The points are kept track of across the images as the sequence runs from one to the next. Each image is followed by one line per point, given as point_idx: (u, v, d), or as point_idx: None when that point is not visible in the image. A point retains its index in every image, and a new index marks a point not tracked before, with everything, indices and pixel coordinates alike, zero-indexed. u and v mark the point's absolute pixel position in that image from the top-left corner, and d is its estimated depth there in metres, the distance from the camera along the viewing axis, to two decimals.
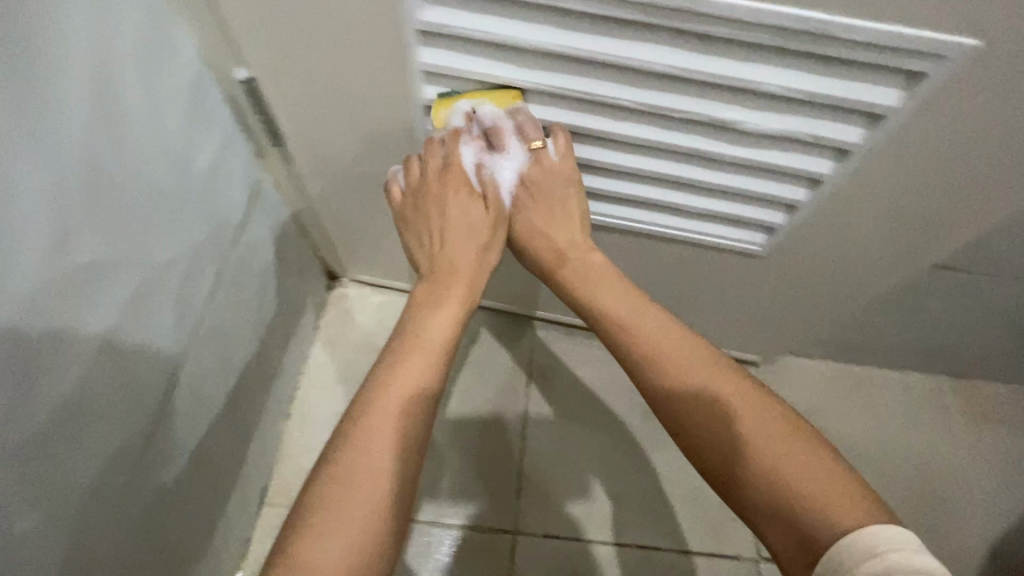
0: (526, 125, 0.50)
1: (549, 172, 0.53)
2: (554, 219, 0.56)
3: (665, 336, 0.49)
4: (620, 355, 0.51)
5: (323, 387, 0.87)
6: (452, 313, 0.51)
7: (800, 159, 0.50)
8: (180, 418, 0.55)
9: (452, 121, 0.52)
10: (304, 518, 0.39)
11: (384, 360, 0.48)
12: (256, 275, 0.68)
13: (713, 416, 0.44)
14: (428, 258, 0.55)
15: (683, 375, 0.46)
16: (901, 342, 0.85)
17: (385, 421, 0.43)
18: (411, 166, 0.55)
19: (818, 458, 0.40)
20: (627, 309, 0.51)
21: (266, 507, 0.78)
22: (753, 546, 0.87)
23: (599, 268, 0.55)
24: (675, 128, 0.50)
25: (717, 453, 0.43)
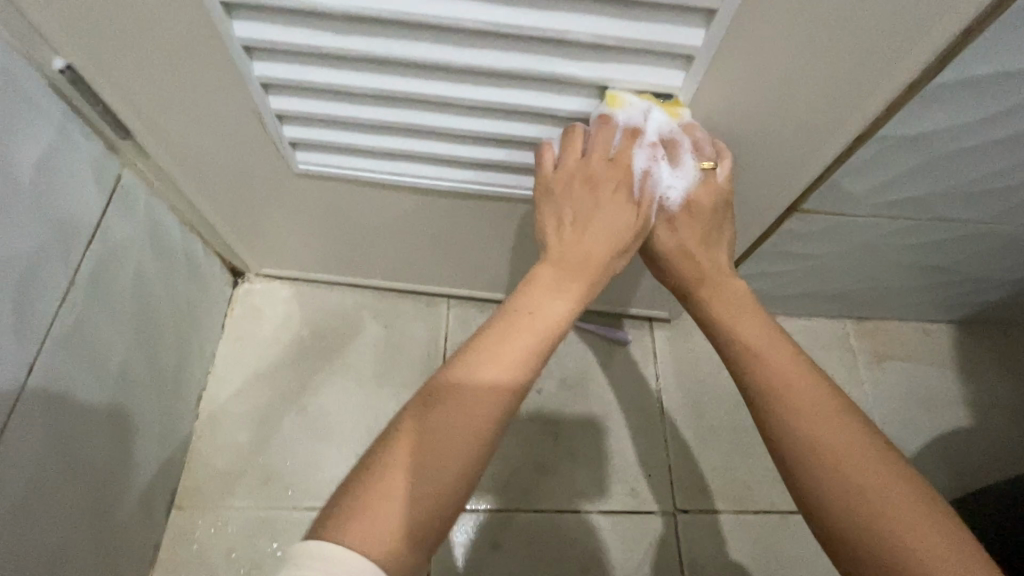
0: (703, 144, 0.51)
1: (710, 194, 0.51)
2: (708, 240, 0.53)
3: (800, 371, 0.46)
4: (741, 373, 0.48)
5: (232, 385, 0.85)
6: (566, 319, 0.46)
7: None
8: (38, 425, 0.53)
9: (624, 112, 0.48)
10: (382, 473, 0.38)
11: (488, 343, 0.43)
12: (127, 275, 0.65)
13: (848, 468, 0.41)
14: (557, 243, 0.49)
15: (819, 421, 0.43)
16: (800, 290, 0.87)
17: (473, 410, 0.41)
18: (573, 143, 0.50)
19: (944, 528, 0.38)
20: (764, 337, 0.48)
21: (176, 512, 0.76)
22: (670, 499, 0.86)
23: (741, 296, 0.51)
24: (512, 86, 0.49)
25: (837, 498, 0.41)
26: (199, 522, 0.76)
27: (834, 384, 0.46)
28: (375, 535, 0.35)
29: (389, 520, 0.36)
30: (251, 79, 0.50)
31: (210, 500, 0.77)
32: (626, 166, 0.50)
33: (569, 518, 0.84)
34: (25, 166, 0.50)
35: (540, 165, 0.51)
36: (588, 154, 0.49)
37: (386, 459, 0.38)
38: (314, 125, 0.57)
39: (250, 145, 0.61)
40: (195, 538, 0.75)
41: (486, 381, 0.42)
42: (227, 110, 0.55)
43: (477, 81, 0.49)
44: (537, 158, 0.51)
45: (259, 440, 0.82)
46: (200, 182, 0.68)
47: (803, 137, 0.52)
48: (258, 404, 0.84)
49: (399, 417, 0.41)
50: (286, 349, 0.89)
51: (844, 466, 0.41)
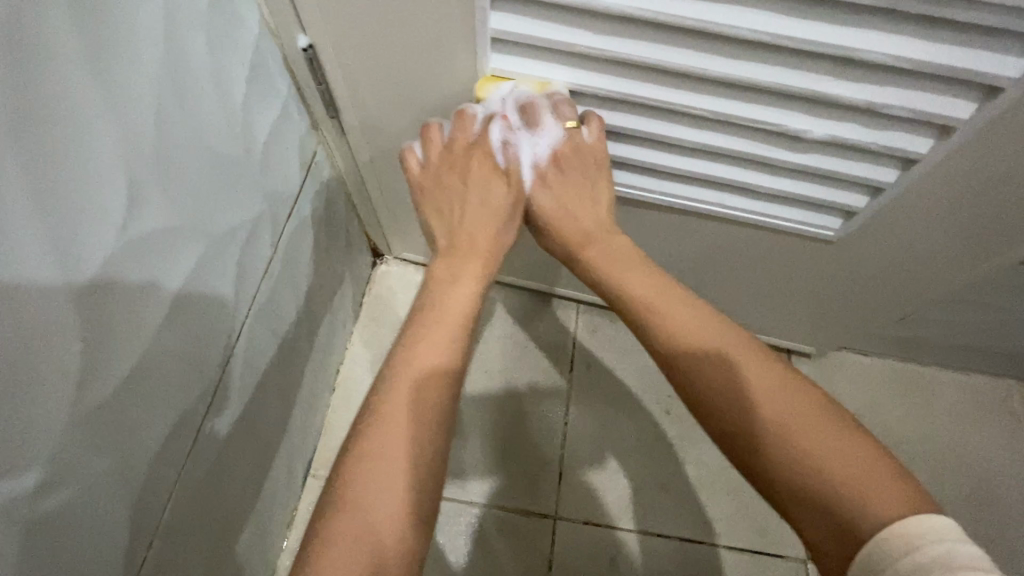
0: (562, 106, 0.49)
1: (576, 153, 0.52)
2: (580, 200, 0.54)
3: (699, 316, 0.46)
4: (639, 331, 0.48)
5: (366, 363, 0.87)
6: (468, 296, 0.50)
7: (893, 137, 0.46)
8: (236, 386, 0.55)
9: (497, 93, 0.50)
10: (338, 506, 0.39)
11: (407, 332, 0.47)
12: (307, 250, 0.67)
13: (754, 407, 0.40)
14: (447, 235, 0.54)
15: (720, 363, 0.43)
16: (971, 343, 0.80)
17: (397, 410, 0.43)
18: (436, 142, 0.54)
19: (858, 445, 0.37)
20: (642, 287, 0.49)
21: (310, 480, 0.79)
22: (801, 546, 0.84)
23: (622, 248, 0.52)
24: (758, 102, 0.46)
25: (753, 438, 0.40)
26: None
27: (727, 325, 0.45)
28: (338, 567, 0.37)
29: (356, 547, 0.38)
30: (483, 71, 0.50)
31: None
32: (488, 148, 0.52)
33: (582, 528, 0.82)
34: (257, 139, 0.52)
35: (410, 169, 0.57)
36: (451, 146, 0.53)
37: (347, 471, 0.41)
38: None
39: None
40: None
41: (419, 366, 0.45)
42: (440, 99, 0.55)
43: (722, 93, 0.46)
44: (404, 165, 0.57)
45: None
46: (381, 164, 0.69)
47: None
48: None
49: (345, 444, 0.43)
50: None
51: (749, 408, 0.41)
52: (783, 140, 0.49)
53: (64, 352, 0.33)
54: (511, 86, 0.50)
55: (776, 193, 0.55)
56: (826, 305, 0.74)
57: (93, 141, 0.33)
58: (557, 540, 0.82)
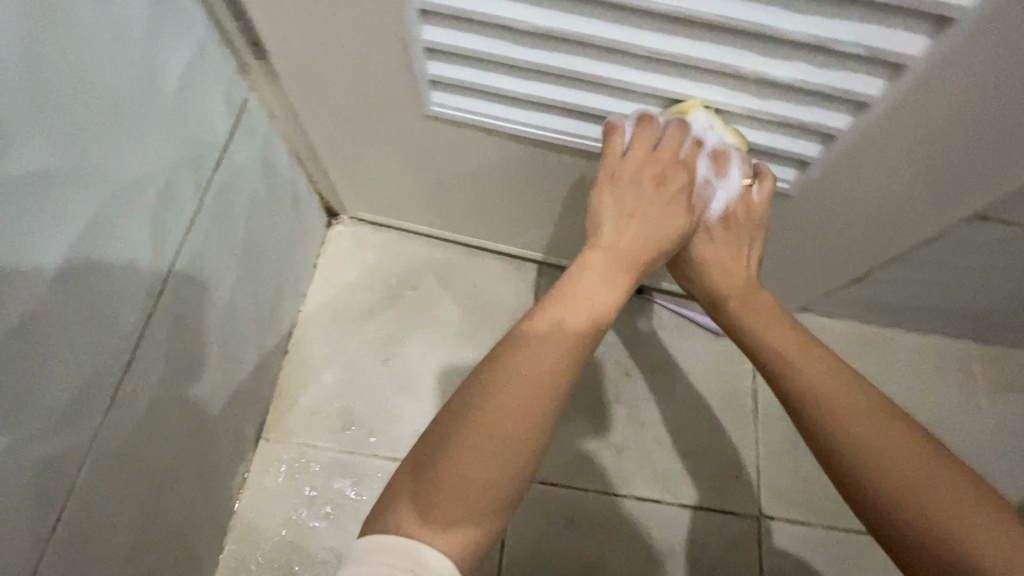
0: (747, 162, 0.51)
1: (747, 211, 0.53)
2: (735, 251, 0.54)
3: (846, 376, 0.46)
4: (774, 384, 0.49)
5: (320, 326, 0.85)
6: (610, 307, 0.47)
7: (843, 78, 0.43)
8: (162, 346, 0.53)
9: (697, 122, 0.49)
10: (432, 468, 0.39)
11: (542, 310, 0.45)
12: (242, 204, 0.63)
13: (887, 466, 0.41)
14: (613, 235, 0.50)
15: (859, 423, 0.43)
16: (930, 304, 0.80)
17: (513, 392, 0.41)
18: (641, 137, 0.50)
19: (1007, 528, 0.38)
20: (790, 340, 0.49)
21: (262, 444, 0.78)
22: (755, 504, 0.82)
23: (768, 303, 0.53)
24: (704, 40, 0.43)
25: (886, 496, 0.40)
26: (284, 456, 0.77)
27: (872, 386, 0.46)
28: (435, 523, 0.37)
29: (450, 511, 0.38)
30: (411, 4, 0.46)
31: (297, 436, 0.78)
32: (684, 173, 0.50)
33: (545, 490, 0.80)
34: (168, 79, 0.47)
35: (607, 149, 0.51)
36: (654, 150, 0.50)
37: (449, 445, 0.40)
38: (459, 62, 0.52)
39: (382, 78, 0.56)
40: (278, 471, 0.76)
41: (542, 364, 0.42)
42: (372, 39, 0.51)
43: (663, 27, 0.43)
44: (606, 143, 0.51)
45: (343, 383, 0.82)
46: (322, 113, 0.65)
47: None
48: (344, 348, 0.84)
49: (449, 409, 0.42)
50: (374, 297, 0.87)
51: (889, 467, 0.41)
52: (734, 82, 0.46)
53: None
54: (712, 123, 0.49)
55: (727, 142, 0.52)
56: (787, 264, 0.73)
57: None
58: None
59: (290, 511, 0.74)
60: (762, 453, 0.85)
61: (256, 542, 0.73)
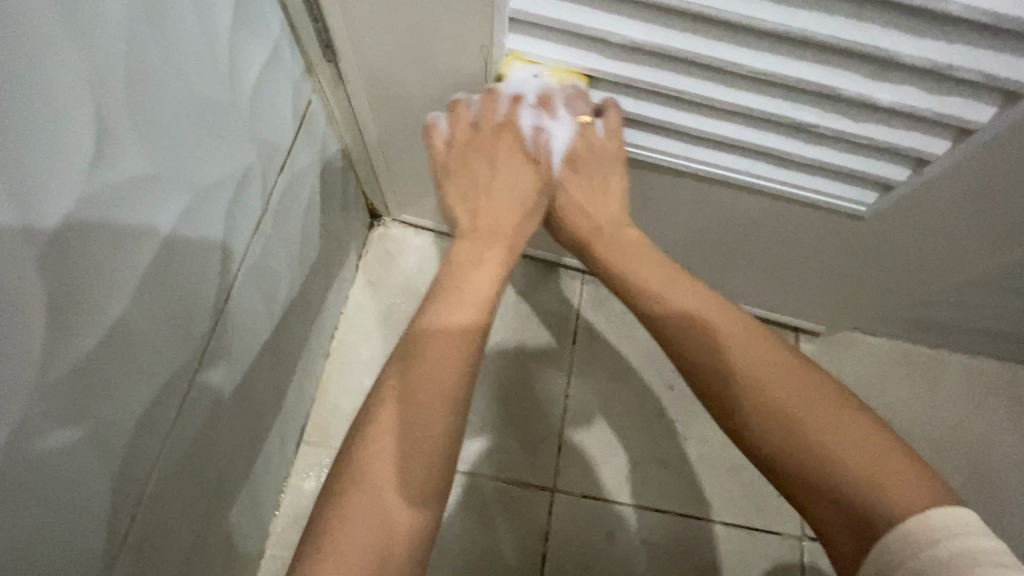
0: (578, 100, 0.50)
1: (591, 147, 0.53)
2: (596, 195, 0.54)
3: (714, 315, 0.45)
4: (653, 328, 0.48)
5: (362, 329, 0.84)
6: (491, 280, 0.48)
7: (950, 104, 0.42)
8: (226, 350, 0.52)
9: (516, 76, 0.50)
10: (349, 483, 0.39)
11: (436, 298, 0.47)
12: (301, 208, 0.62)
13: (762, 399, 0.41)
14: (468, 216, 0.52)
15: (736, 359, 0.43)
16: (984, 327, 0.78)
17: (419, 392, 0.42)
18: (456, 121, 0.53)
19: (874, 438, 0.38)
20: (668, 280, 0.48)
21: (303, 447, 0.77)
22: (798, 524, 0.82)
23: (633, 241, 0.52)
24: (809, 61, 0.42)
25: (763, 426, 0.41)
26: (325, 461, 0.76)
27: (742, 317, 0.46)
28: (365, 538, 0.37)
29: (369, 520, 0.38)
30: (501, 14, 0.45)
31: (338, 440, 0.78)
32: (516, 130, 0.52)
33: (587, 503, 0.80)
34: (247, 80, 0.46)
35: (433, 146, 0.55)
36: (470, 127, 0.53)
37: (358, 454, 0.40)
38: None
39: (453, 85, 0.55)
40: (319, 475, 0.76)
41: (438, 356, 0.43)
42: (450, 45, 0.50)
43: (767, 46, 0.42)
44: (428, 140, 0.55)
45: None
46: (382, 117, 0.64)
47: None
48: (385, 352, 0.83)
49: (356, 429, 0.42)
50: (416, 301, 0.86)
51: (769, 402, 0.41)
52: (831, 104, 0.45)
53: (31, 311, 0.29)
54: (531, 72, 0.50)
55: (811, 163, 0.51)
56: (845, 284, 0.72)
57: (50, 72, 0.28)
58: (553, 512, 0.79)
59: None
60: None
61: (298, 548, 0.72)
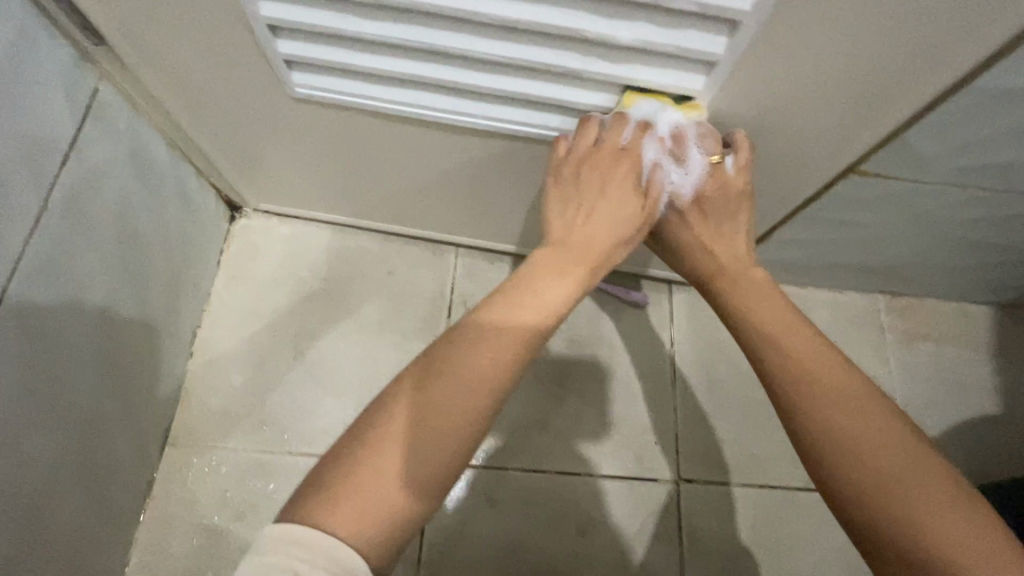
0: (707, 138, 0.50)
1: (720, 187, 0.52)
2: (720, 236, 0.54)
3: (831, 359, 0.46)
4: (757, 361, 0.48)
5: (227, 324, 0.82)
6: (564, 301, 0.48)
7: (687, 37, 0.42)
8: (13, 356, 0.49)
9: (640, 108, 0.49)
10: (364, 458, 0.39)
11: (492, 313, 0.46)
12: (108, 202, 0.60)
13: (853, 446, 0.42)
14: (562, 229, 0.51)
15: (839, 404, 0.43)
16: (833, 261, 0.81)
17: (452, 398, 0.41)
18: (587, 132, 0.51)
19: (960, 507, 0.39)
20: (789, 322, 0.48)
21: (168, 450, 0.75)
22: (674, 468, 0.84)
23: (762, 286, 0.51)
24: (546, 5, 0.42)
25: (846, 474, 0.42)
26: (191, 460, 0.75)
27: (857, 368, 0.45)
28: (364, 518, 0.37)
29: (372, 509, 0.37)
30: None
31: (205, 440, 0.76)
32: (637, 158, 0.50)
33: (465, 471, 0.80)
34: None
35: (553, 154, 0.53)
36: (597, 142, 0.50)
37: (364, 448, 0.39)
38: (308, 39, 0.50)
39: (236, 60, 0.53)
40: (187, 476, 0.74)
41: (478, 363, 0.43)
42: (211, 16, 0.48)
43: None
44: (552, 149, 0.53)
45: (253, 381, 0.79)
46: (188, 102, 0.61)
47: (869, 85, 0.46)
48: (252, 345, 0.81)
49: (379, 407, 0.42)
50: (284, 290, 0.84)
51: (856, 453, 0.42)
52: (588, 47, 0.45)
53: None
54: (655, 104, 0.49)
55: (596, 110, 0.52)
56: None
57: None
58: None
59: (201, 517, 0.72)
60: (683, 417, 0.86)
61: (167, 550, 0.71)
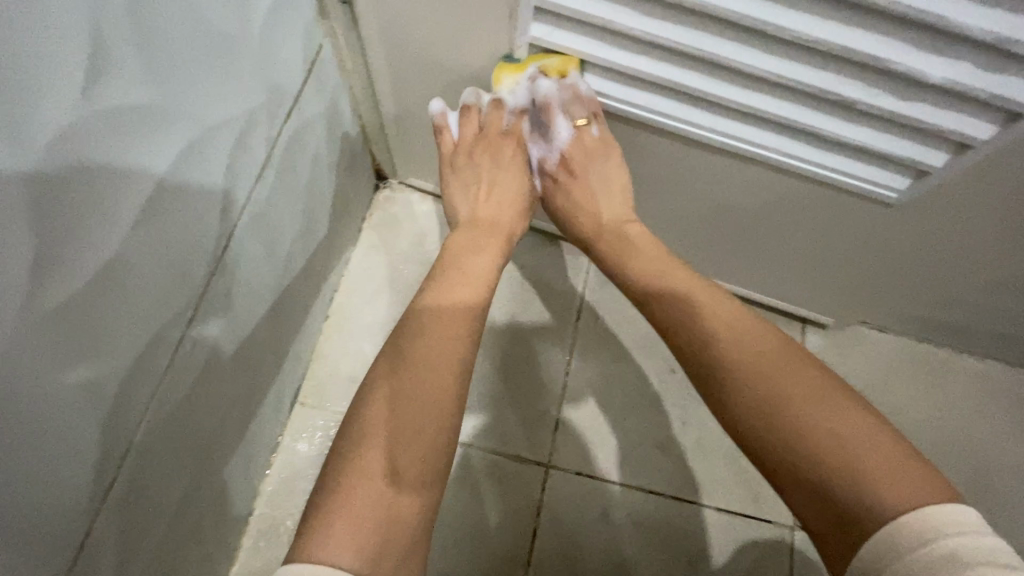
0: (573, 104, 0.53)
1: (584, 150, 0.56)
2: (594, 198, 0.57)
3: (709, 304, 0.47)
4: (659, 322, 0.49)
5: (363, 292, 0.82)
6: (486, 270, 0.53)
7: (1001, 83, 0.40)
8: (222, 300, 0.49)
9: (507, 89, 0.54)
10: (353, 459, 0.39)
11: (431, 288, 0.51)
12: (307, 160, 0.60)
13: (759, 384, 0.41)
14: (469, 210, 0.57)
15: (732, 346, 0.44)
16: (998, 331, 0.77)
17: (418, 371, 0.43)
18: (469, 120, 0.57)
19: (867, 429, 0.37)
20: (664, 268, 0.51)
21: (297, 409, 0.75)
22: (792, 514, 0.80)
23: (645, 244, 0.54)
24: (854, 26, 0.40)
25: (753, 407, 0.41)
26: (318, 423, 0.75)
27: (751, 312, 0.46)
28: (361, 519, 0.36)
29: (366, 508, 0.37)
30: None
31: (333, 404, 0.76)
32: (517, 138, 0.58)
33: (580, 480, 0.79)
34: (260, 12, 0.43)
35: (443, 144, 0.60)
36: (480, 129, 0.57)
37: (349, 447, 0.40)
38: (565, 27, 0.49)
39: (473, 36, 0.52)
40: (312, 437, 0.74)
41: (414, 334, 0.46)
42: None
43: (811, 8, 0.40)
44: (439, 136, 0.60)
45: (383, 353, 0.79)
46: (397, 70, 0.61)
47: None
48: (385, 318, 0.81)
49: (350, 415, 0.42)
50: (420, 268, 0.84)
51: (755, 382, 0.41)
52: (874, 77, 0.43)
53: (23, 237, 0.28)
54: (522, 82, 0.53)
55: (841, 142, 0.49)
56: (863, 276, 0.70)
57: None
58: (547, 487, 0.78)
59: None
60: None
61: (289, 507, 0.71)
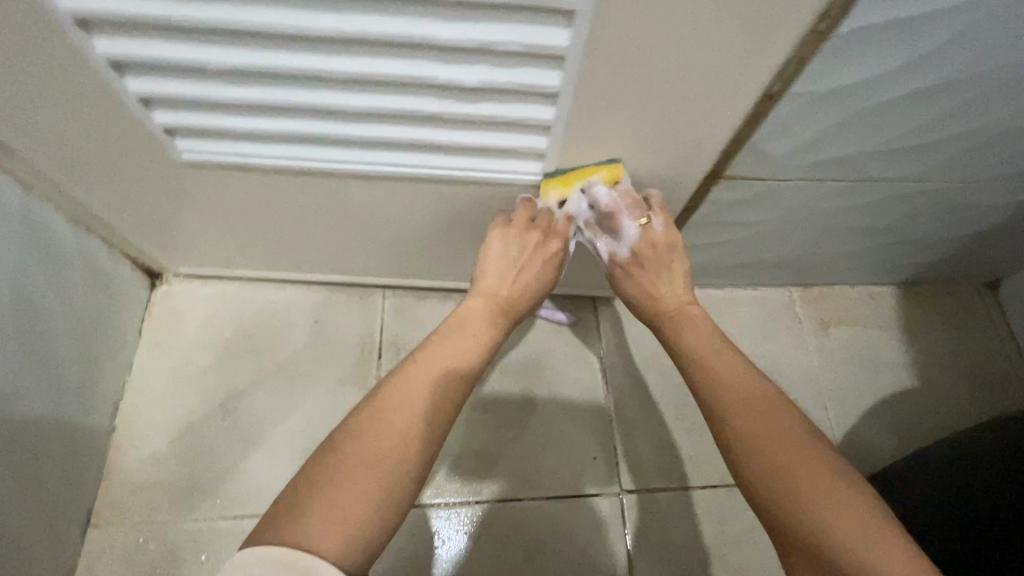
0: (632, 205, 0.60)
1: (651, 244, 0.61)
2: (658, 279, 0.61)
3: (748, 380, 0.52)
4: (699, 393, 0.53)
5: (151, 393, 0.80)
6: (481, 343, 0.56)
7: (521, 73, 0.47)
8: None
9: (572, 199, 0.59)
10: (329, 479, 0.42)
11: (431, 343, 0.53)
12: (3, 287, 0.60)
13: (780, 463, 0.46)
14: (494, 283, 0.60)
15: (775, 427, 0.48)
16: (738, 259, 0.85)
17: (396, 422, 0.46)
18: (525, 215, 0.61)
19: (870, 516, 0.42)
20: (707, 343, 0.56)
21: (93, 532, 0.73)
22: (616, 480, 0.84)
23: (698, 320, 0.59)
24: (385, 58, 0.45)
25: (773, 482, 0.46)
26: (118, 540, 0.73)
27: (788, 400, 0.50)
28: (334, 529, 0.39)
29: (336, 518, 0.40)
30: (96, 58, 0.45)
31: (131, 515, 0.74)
32: (540, 233, 0.60)
33: (407, 512, 0.79)
34: None
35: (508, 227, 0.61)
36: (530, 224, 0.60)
37: (333, 468, 0.42)
38: (182, 109, 0.52)
39: (118, 134, 0.55)
40: (113, 556, 0.72)
41: (414, 394, 0.48)
42: (82, 97, 0.50)
43: (340, 50, 0.45)
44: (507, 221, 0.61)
45: (179, 448, 0.78)
46: (80, 177, 0.62)
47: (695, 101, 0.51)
48: (178, 412, 0.80)
49: (344, 430, 0.45)
50: (209, 353, 0.84)
51: (787, 465, 0.46)
52: (438, 92, 0.49)
53: None
54: (597, 188, 0.58)
55: (464, 146, 0.55)
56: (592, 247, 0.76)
57: None
58: None
59: None
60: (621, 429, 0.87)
61: None
